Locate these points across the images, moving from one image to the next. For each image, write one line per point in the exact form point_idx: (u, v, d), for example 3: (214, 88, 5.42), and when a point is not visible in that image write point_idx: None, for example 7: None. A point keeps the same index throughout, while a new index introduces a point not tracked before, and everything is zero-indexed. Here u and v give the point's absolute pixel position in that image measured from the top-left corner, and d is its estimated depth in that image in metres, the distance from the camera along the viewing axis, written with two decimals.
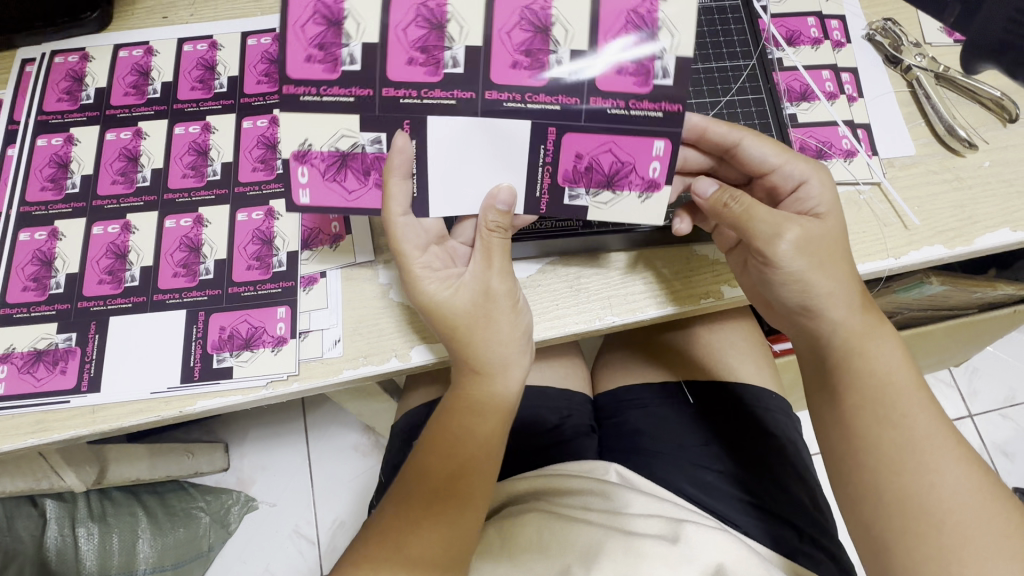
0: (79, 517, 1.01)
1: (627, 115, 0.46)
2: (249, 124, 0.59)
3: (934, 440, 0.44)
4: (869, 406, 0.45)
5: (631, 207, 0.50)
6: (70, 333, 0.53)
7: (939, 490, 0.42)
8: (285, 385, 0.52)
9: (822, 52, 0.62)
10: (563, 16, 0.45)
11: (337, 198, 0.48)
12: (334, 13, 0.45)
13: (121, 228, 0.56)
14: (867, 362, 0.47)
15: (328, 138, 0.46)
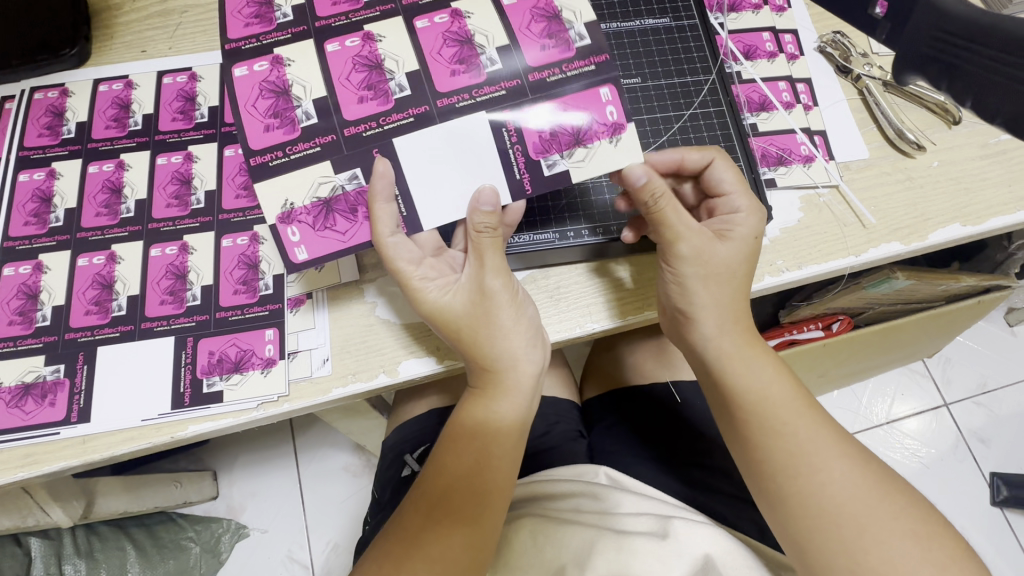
0: (65, 554, 0.98)
1: (566, 78, 0.50)
2: (230, 152, 0.61)
3: (817, 442, 0.48)
4: (756, 418, 0.49)
5: (608, 155, 0.50)
6: (58, 365, 0.53)
7: (828, 487, 0.46)
8: (275, 406, 0.53)
9: (778, 64, 0.65)
10: (478, 28, 0.51)
11: (334, 243, 0.49)
12: (278, 84, 0.50)
13: (106, 259, 0.57)
14: (742, 376, 0.51)
15: (307, 191, 0.49)
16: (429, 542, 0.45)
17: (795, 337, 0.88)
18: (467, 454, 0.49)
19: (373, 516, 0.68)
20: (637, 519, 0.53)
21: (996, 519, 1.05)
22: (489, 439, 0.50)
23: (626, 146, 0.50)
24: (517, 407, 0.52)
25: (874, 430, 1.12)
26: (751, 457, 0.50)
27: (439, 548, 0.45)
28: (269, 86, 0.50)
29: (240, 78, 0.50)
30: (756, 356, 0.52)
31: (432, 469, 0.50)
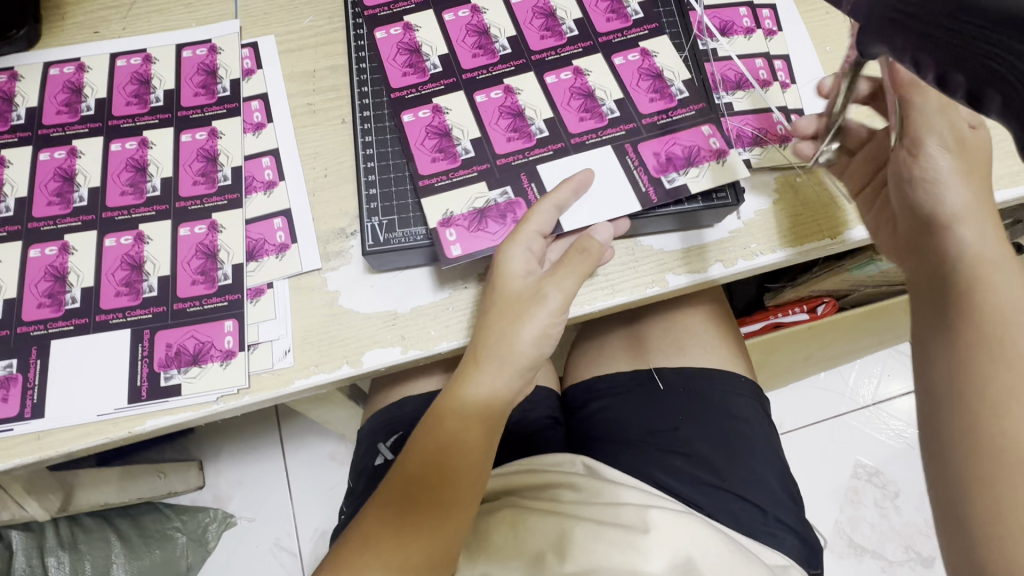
0: (48, 547, 0.96)
1: (672, 121, 0.56)
2: (188, 138, 0.59)
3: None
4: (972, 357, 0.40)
5: (716, 172, 0.54)
6: (10, 360, 0.52)
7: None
8: (236, 399, 0.51)
9: (754, 41, 0.63)
10: (597, 83, 0.57)
11: (486, 243, 0.52)
12: (440, 126, 0.56)
13: (59, 250, 0.55)
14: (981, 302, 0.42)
15: (465, 201, 0.53)
16: (387, 526, 0.45)
17: (779, 320, 0.88)
18: (443, 440, 0.48)
19: (348, 504, 0.67)
20: (615, 509, 0.52)
21: None
22: (466, 434, 0.48)
23: (730, 166, 0.54)
24: (484, 419, 0.49)
25: (860, 411, 1.12)
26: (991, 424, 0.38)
27: (393, 539, 0.44)
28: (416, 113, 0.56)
29: (409, 123, 0.56)
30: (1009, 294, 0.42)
31: (413, 447, 0.49)
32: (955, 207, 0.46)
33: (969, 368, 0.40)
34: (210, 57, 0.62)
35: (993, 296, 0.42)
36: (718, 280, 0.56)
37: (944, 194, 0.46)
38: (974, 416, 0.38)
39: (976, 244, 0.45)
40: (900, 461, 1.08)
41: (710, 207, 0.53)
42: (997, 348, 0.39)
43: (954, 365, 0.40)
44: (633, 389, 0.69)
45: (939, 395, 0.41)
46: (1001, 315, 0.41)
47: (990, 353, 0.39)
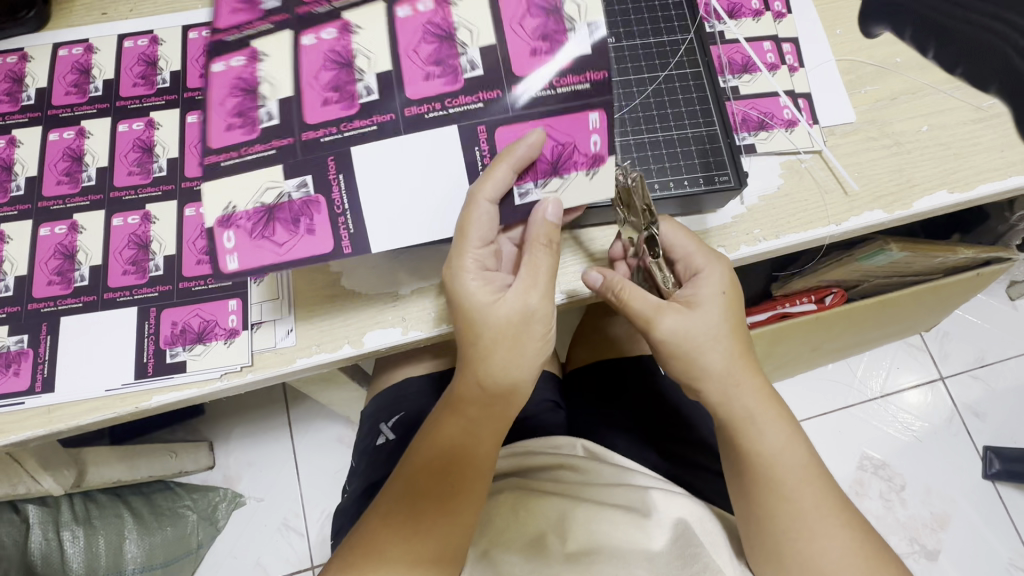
0: (63, 521, 0.96)
1: (555, 96, 0.48)
2: (219, 65, 0.48)
3: (803, 515, 0.47)
4: (754, 484, 0.48)
5: (584, 187, 0.48)
6: (22, 335, 0.53)
7: (815, 552, 0.46)
8: (239, 376, 0.52)
9: (763, 23, 0.62)
10: (463, 22, 0.48)
11: (269, 253, 0.47)
12: (343, 54, 0.48)
13: (68, 228, 0.56)
14: (752, 439, 0.49)
15: (252, 195, 0.47)
16: (404, 531, 0.45)
17: (787, 310, 0.85)
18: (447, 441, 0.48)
19: (350, 484, 0.68)
20: (615, 490, 0.52)
21: (988, 491, 1.05)
22: (468, 433, 0.48)
23: (602, 181, 0.48)
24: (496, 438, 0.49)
25: (867, 404, 1.11)
26: (763, 534, 0.47)
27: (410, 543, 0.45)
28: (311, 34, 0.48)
29: (217, 74, 0.48)
30: (769, 415, 0.50)
31: (415, 455, 0.49)
32: (698, 348, 0.49)
33: (750, 499, 0.48)
34: None
35: (756, 434, 0.49)
36: None
37: (702, 364, 0.49)
38: (771, 540, 0.47)
39: (722, 391, 0.50)
40: (905, 453, 1.07)
41: (713, 190, 0.53)
42: (759, 478, 0.48)
43: (739, 493, 0.50)
44: (634, 374, 0.69)
45: (739, 517, 0.50)
46: (764, 452, 0.49)
47: (758, 486, 0.48)
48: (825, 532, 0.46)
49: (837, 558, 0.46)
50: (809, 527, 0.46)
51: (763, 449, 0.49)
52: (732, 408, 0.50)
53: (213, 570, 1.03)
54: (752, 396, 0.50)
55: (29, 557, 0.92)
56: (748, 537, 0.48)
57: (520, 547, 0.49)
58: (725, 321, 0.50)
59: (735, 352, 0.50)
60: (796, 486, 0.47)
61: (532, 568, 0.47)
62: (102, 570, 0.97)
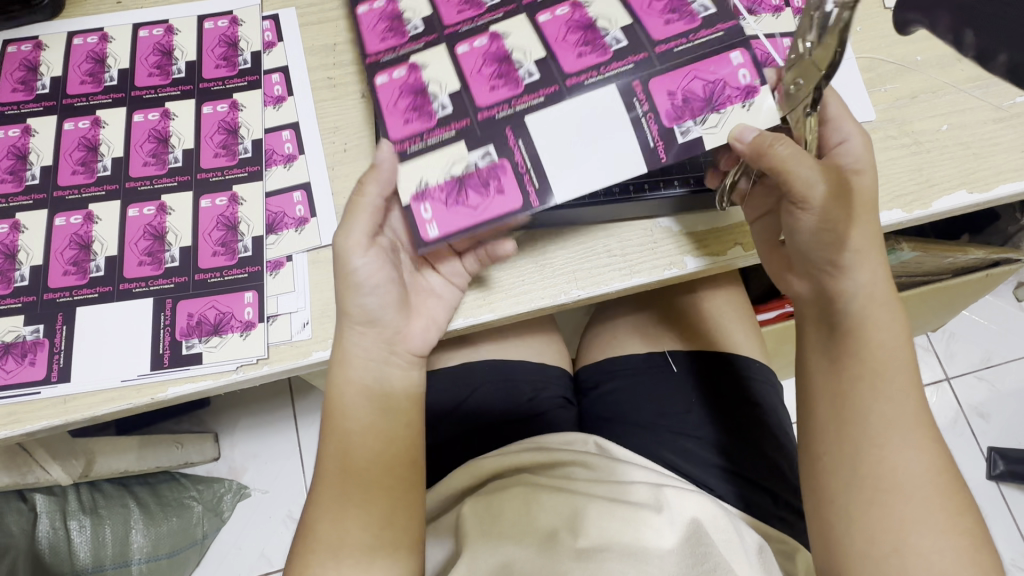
0: (71, 509, 0.95)
1: (695, 47, 0.50)
2: (383, 79, 0.52)
3: (897, 425, 0.46)
4: (866, 379, 0.47)
5: (742, 118, 0.48)
6: (37, 325, 0.53)
7: (903, 466, 0.44)
8: (255, 368, 0.52)
9: (783, 20, 0.62)
10: (517, 45, 0.52)
11: (466, 219, 0.48)
12: (415, 85, 0.52)
13: (83, 219, 0.56)
14: (866, 337, 0.48)
15: (441, 169, 0.49)
16: (345, 504, 0.48)
17: None
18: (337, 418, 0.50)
19: None
20: (625, 487, 0.51)
21: (991, 491, 1.05)
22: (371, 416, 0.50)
23: (758, 112, 0.48)
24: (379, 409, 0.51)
25: None
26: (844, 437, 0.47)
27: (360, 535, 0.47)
28: (387, 31, 0.55)
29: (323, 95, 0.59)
30: (887, 317, 0.48)
31: (329, 437, 0.50)
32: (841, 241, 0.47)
33: (846, 401, 0.47)
34: (232, 29, 0.62)
35: (867, 332, 0.48)
36: (739, 263, 0.55)
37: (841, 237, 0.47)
38: (856, 443, 0.46)
39: (869, 283, 0.48)
40: None
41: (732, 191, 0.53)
42: (868, 375, 0.47)
43: (835, 396, 0.48)
44: (650, 372, 0.68)
45: (823, 420, 0.48)
46: (880, 347, 0.48)
47: (859, 385, 0.47)
48: (914, 445, 0.45)
49: (920, 474, 0.44)
50: (896, 437, 0.45)
51: (881, 349, 0.48)
52: (850, 299, 0.48)
53: (218, 560, 1.03)
54: (872, 294, 0.48)
55: (37, 545, 0.91)
56: (828, 438, 0.48)
57: (532, 543, 0.49)
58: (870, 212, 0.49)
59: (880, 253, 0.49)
60: (899, 392, 0.46)
61: (542, 563, 0.48)
62: (108, 561, 0.96)
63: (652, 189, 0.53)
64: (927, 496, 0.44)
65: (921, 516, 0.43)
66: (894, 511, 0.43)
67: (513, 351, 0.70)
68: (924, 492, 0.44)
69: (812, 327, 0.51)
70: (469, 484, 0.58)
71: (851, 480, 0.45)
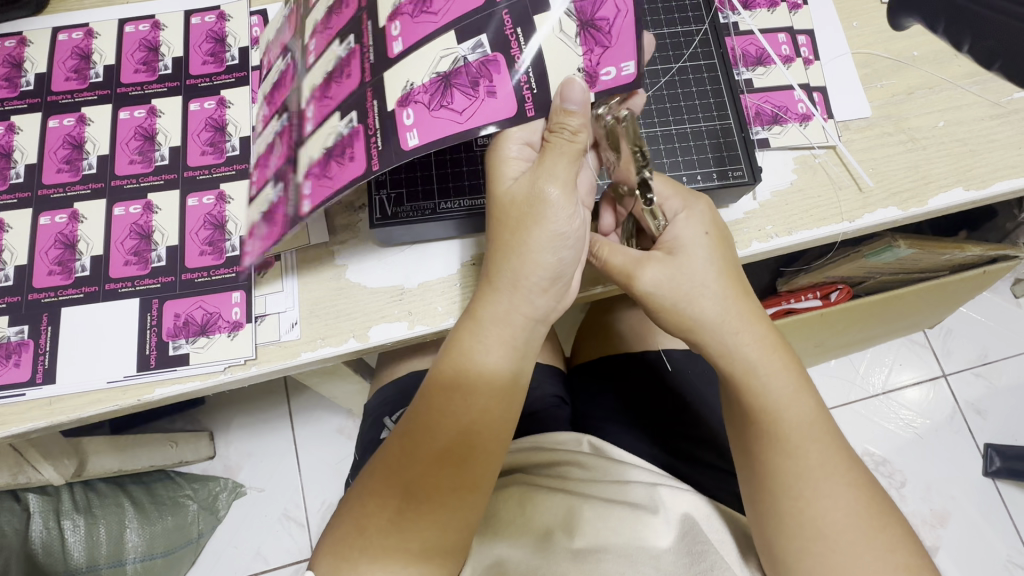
0: (64, 509, 0.95)
1: None
2: (406, 115, 0.44)
3: (819, 470, 0.44)
4: (762, 439, 0.45)
5: None
6: (22, 326, 0.52)
7: (824, 513, 0.43)
8: (243, 369, 0.52)
9: (778, 15, 0.61)
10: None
11: (450, 117, 0.43)
12: (428, 94, 0.44)
13: (69, 218, 0.55)
14: (757, 396, 0.46)
15: (428, 68, 0.44)
16: (417, 467, 0.42)
17: (791, 306, 0.84)
18: (460, 401, 0.43)
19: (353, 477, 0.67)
20: (625, 488, 0.51)
21: (987, 488, 1.05)
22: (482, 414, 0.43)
23: None
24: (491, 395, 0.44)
25: (869, 400, 1.11)
26: (764, 484, 0.45)
27: (404, 525, 0.41)
28: (326, 171, 0.46)
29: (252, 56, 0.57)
30: (777, 369, 0.47)
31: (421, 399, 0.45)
32: (688, 298, 0.47)
33: (757, 459, 0.46)
34: (219, 24, 0.61)
35: (759, 389, 0.46)
36: None
37: (696, 310, 0.47)
38: (776, 497, 0.44)
39: (724, 347, 0.47)
40: (906, 450, 1.07)
41: (726, 185, 0.52)
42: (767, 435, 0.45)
43: (747, 457, 0.47)
44: (646, 370, 0.68)
45: (744, 477, 0.47)
46: (771, 410, 0.45)
47: (768, 448, 0.45)
48: (831, 492, 0.43)
49: (843, 521, 0.42)
50: (814, 489, 0.43)
51: (771, 407, 0.45)
52: (725, 354, 0.47)
53: (213, 558, 1.03)
54: (758, 351, 0.47)
55: (30, 545, 0.90)
56: (752, 495, 0.46)
57: (528, 541, 0.48)
58: (717, 261, 0.48)
59: (731, 297, 0.47)
60: (801, 446, 0.44)
61: (538, 564, 0.47)
62: (101, 560, 0.96)
63: None
64: (854, 542, 0.42)
65: (850, 560, 0.41)
66: (821, 562, 0.42)
67: None
68: (848, 540, 0.42)
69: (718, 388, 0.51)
70: None
71: (773, 532, 0.44)
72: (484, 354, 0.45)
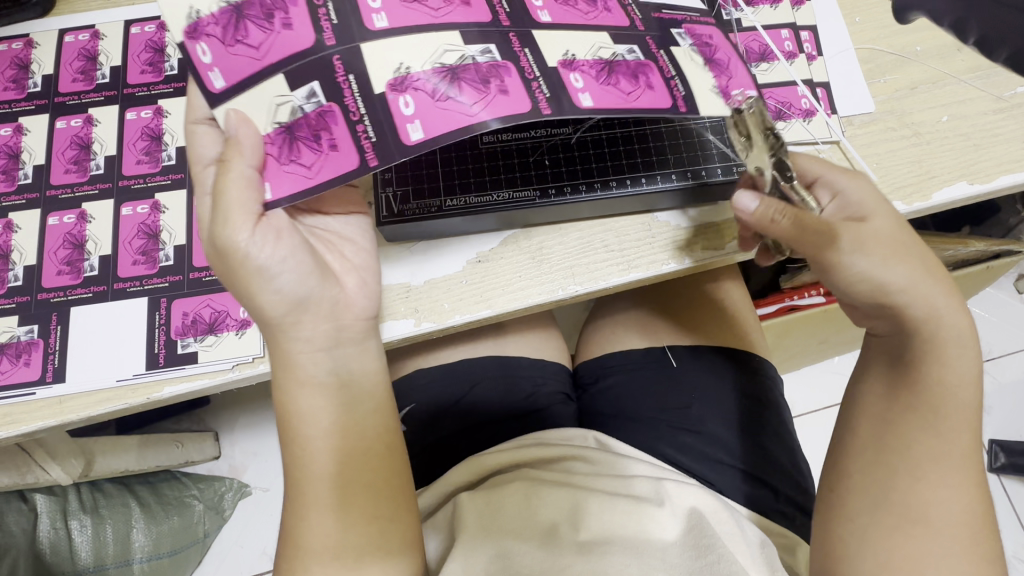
0: (71, 509, 0.95)
1: None
2: (574, 79, 0.45)
3: (957, 460, 0.43)
4: (919, 411, 0.44)
5: None
6: (31, 326, 0.53)
7: (948, 505, 0.42)
8: (251, 367, 0.52)
9: (781, 11, 0.61)
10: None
11: (617, 99, 0.45)
12: (593, 68, 0.45)
13: (77, 218, 0.56)
14: (942, 367, 0.43)
15: (588, 49, 0.46)
16: (347, 510, 0.44)
17: (795, 302, 0.83)
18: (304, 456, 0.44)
19: None
20: (628, 481, 0.51)
21: (992, 484, 1.04)
22: (365, 442, 0.46)
23: None
24: (336, 423, 0.45)
25: None
26: (890, 457, 0.44)
27: (359, 531, 0.45)
28: (292, 157, 0.42)
29: None
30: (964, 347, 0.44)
31: (299, 451, 0.45)
32: (896, 255, 0.44)
33: (899, 428, 0.44)
34: None
35: (951, 361, 0.43)
36: (736, 258, 0.56)
37: (888, 273, 0.43)
38: (899, 473, 0.43)
39: (933, 310, 0.44)
40: None
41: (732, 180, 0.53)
42: (925, 415, 0.43)
43: (888, 425, 0.45)
44: (654, 365, 0.68)
45: (867, 444, 0.45)
46: (946, 385, 0.43)
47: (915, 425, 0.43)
48: (955, 485, 0.42)
49: (956, 517, 0.42)
50: (941, 475, 0.42)
51: (944, 384, 0.43)
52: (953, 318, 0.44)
53: (221, 558, 1.03)
54: (964, 323, 0.44)
55: (38, 545, 0.92)
56: (862, 470, 0.45)
57: (532, 537, 0.49)
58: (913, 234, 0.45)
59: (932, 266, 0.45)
60: (955, 430, 0.43)
61: (545, 558, 0.47)
62: (109, 560, 0.96)
63: (650, 180, 0.53)
64: (954, 539, 0.41)
65: (951, 557, 0.41)
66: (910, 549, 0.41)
67: (512, 347, 0.69)
68: (959, 536, 0.41)
69: (878, 353, 0.47)
70: (473, 479, 0.57)
71: (873, 508, 0.43)
72: (300, 411, 0.45)
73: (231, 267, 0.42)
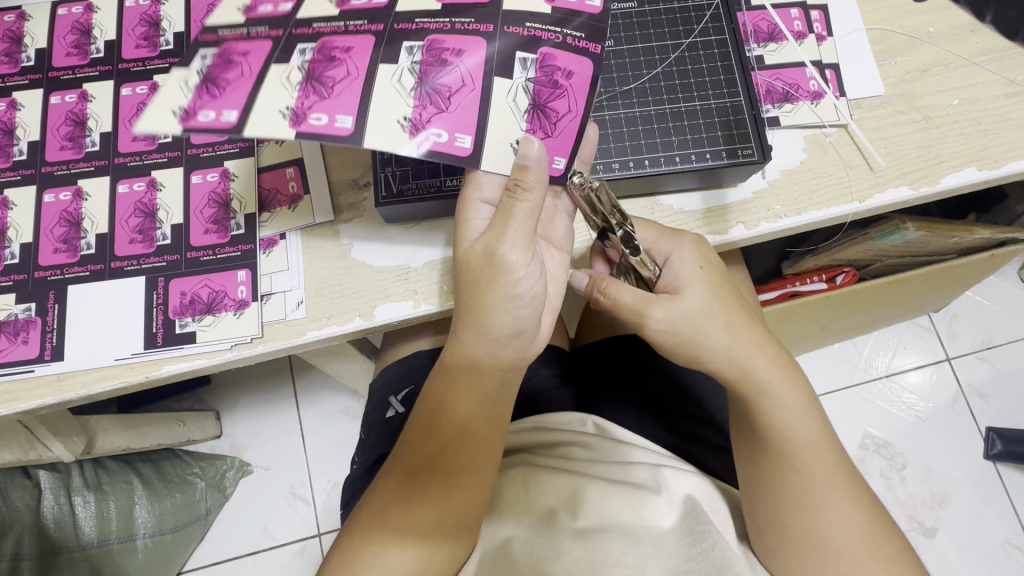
0: (74, 486, 0.96)
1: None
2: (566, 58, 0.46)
3: (825, 486, 0.47)
4: (772, 454, 0.48)
5: None
6: (29, 303, 0.52)
7: (833, 526, 0.46)
8: (249, 348, 0.52)
9: None
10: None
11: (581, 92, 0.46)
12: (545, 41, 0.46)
13: (73, 195, 0.55)
14: (766, 412, 0.49)
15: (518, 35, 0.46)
16: (429, 499, 0.44)
17: (797, 288, 0.83)
18: (434, 445, 0.45)
19: (359, 456, 0.67)
20: (626, 468, 0.50)
21: (989, 471, 1.05)
22: (474, 424, 0.46)
23: None
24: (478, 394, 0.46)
25: (872, 383, 1.11)
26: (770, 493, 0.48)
27: (422, 507, 0.44)
28: (328, 87, 0.43)
29: None
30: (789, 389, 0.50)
31: (423, 416, 0.46)
32: (698, 329, 0.49)
33: (763, 471, 0.48)
34: None
35: (770, 407, 0.49)
36: (739, 242, 0.55)
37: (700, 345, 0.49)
38: (784, 503, 0.47)
39: (739, 368, 0.49)
40: (909, 433, 1.07)
41: (734, 164, 0.52)
42: (777, 451, 0.48)
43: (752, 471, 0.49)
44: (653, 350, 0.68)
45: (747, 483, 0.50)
46: (783, 430, 0.48)
47: (775, 464, 0.48)
48: (838, 506, 0.46)
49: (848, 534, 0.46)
50: (821, 501, 0.46)
51: (782, 427, 0.48)
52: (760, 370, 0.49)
53: (223, 535, 1.04)
54: (773, 370, 0.49)
55: (43, 521, 0.94)
56: (756, 505, 0.48)
57: (531, 521, 0.49)
58: (714, 292, 0.50)
59: (737, 323, 0.50)
60: (807, 462, 0.48)
61: (541, 542, 0.47)
62: (113, 535, 0.97)
63: (652, 163, 0.52)
64: (855, 552, 0.45)
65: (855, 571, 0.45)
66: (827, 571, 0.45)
67: None
68: (851, 551, 0.45)
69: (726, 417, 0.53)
70: None
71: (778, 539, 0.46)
72: (457, 407, 0.46)
73: (481, 273, 0.44)
